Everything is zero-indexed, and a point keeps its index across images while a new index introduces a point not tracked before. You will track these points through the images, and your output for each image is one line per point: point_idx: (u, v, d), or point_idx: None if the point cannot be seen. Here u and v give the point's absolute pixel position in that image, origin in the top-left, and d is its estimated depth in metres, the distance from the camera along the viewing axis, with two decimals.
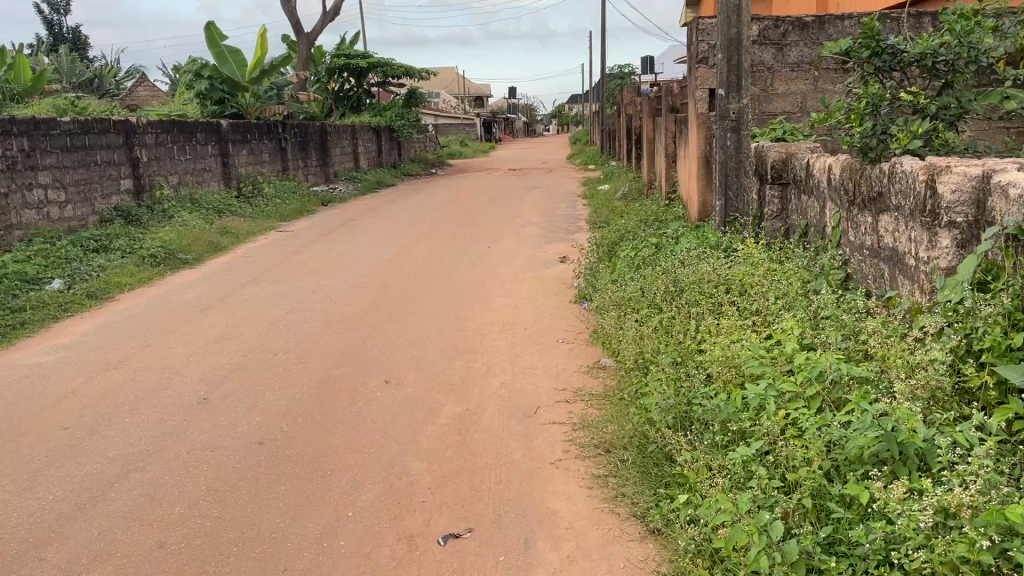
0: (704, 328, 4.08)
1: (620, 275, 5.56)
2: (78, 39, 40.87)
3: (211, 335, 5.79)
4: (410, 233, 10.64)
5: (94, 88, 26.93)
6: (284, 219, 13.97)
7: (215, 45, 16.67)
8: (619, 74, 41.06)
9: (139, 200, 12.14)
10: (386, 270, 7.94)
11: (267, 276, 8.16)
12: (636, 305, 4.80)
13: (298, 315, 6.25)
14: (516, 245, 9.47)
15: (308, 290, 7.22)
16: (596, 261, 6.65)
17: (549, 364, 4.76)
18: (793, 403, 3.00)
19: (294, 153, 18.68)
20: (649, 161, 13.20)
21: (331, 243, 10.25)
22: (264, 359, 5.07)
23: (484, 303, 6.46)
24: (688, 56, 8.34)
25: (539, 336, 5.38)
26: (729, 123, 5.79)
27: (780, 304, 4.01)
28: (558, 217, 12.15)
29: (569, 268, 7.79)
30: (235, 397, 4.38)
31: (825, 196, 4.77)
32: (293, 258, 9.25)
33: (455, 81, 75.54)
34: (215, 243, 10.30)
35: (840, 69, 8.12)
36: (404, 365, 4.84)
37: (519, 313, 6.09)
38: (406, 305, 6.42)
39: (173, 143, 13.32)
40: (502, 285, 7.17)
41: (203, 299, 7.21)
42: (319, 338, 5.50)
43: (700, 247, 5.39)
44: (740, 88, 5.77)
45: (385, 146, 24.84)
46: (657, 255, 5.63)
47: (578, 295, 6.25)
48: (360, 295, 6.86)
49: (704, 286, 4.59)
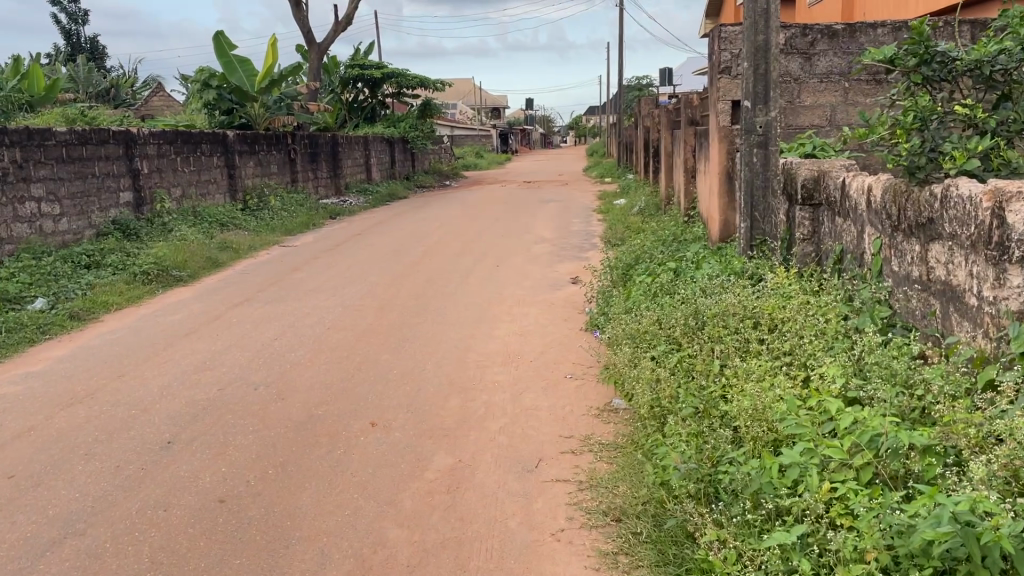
0: (730, 372, 3.59)
1: (634, 303, 5.08)
2: (98, 50, 41.01)
3: (190, 364, 5.36)
4: (417, 250, 10.19)
5: (108, 98, 26.78)
6: (290, 232, 13.59)
7: (223, 55, 16.32)
8: (638, 87, 40.60)
9: (139, 213, 11.80)
10: (386, 291, 7.50)
11: (262, 296, 7.73)
12: (652, 340, 4.32)
13: (287, 341, 5.82)
14: (526, 264, 9.00)
15: (302, 313, 6.78)
16: (610, 284, 6.17)
17: (554, 405, 4.27)
18: (840, 475, 2.49)
19: (304, 165, 18.34)
20: (668, 176, 12.70)
21: (333, 260, 9.84)
22: (242, 394, 4.62)
23: (489, 330, 5.99)
24: (710, 66, 7.88)
25: (547, 371, 4.89)
26: (756, 138, 5.28)
27: (817, 345, 3.51)
28: (572, 234, 11.66)
29: (580, 290, 7.31)
30: (203, 441, 3.93)
31: (864, 220, 4.28)
32: (292, 276, 8.84)
33: (471, 92, 75.34)
34: (214, 259, 9.91)
35: (873, 81, 7.64)
36: (393, 404, 4.38)
37: (524, 342, 5.62)
38: (404, 332, 5.96)
39: (176, 154, 12.98)
40: (509, 309, 6.69)
41: (190, 322, 6.79)
42: (305, 369, 5.05)
43: (723, 273, 4.90)
44: (768, 100, 5.27)
45: (398, 157, 24.50)
46: (676, 281, 5.16)
47: (590, 323, 5.78)
48: (356, 319, 6.42)
49: (728, 321, 4.11)
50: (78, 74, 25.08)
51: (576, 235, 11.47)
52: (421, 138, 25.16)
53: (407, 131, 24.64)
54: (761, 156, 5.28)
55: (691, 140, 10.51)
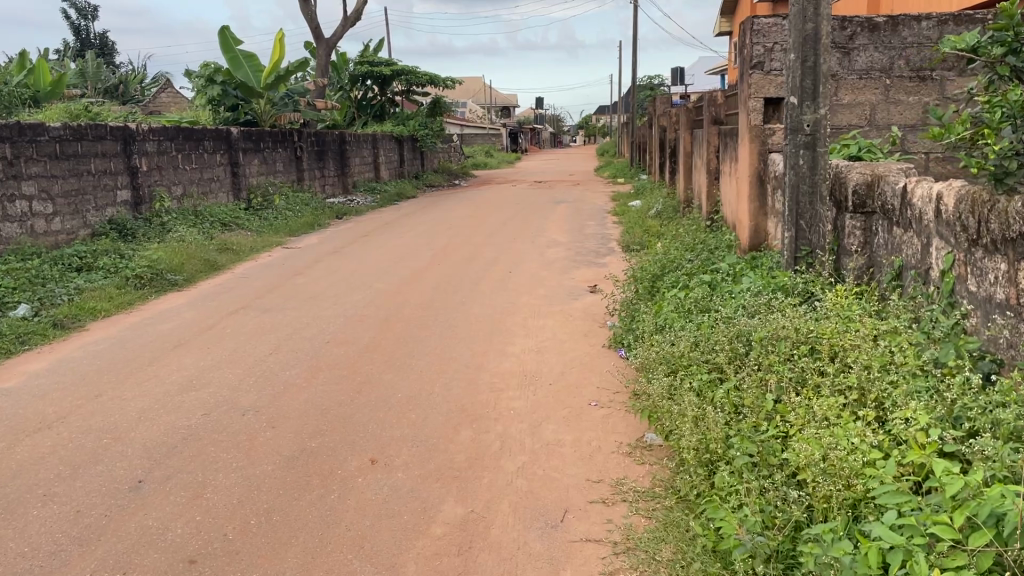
0: (792, 415, 3.08)
1: (667, 322, 4.58)
2: (107, 46, 40.79)
3: (174, 383, 4.87)
4: (425, 254, 9.70)
5: (115, 94, 26.32)
6: (294, 233, 13.12)
7: (229, 50, 15.87)
8: (650, 86, 40.01)
9: (137, 212, 11.34)
10: (391, 300, 7.00)
11: (259, 303, 7.24)
12: (693, 368, 3.82)
13: (282, 357, 5.33)
14: (540, 270, 8.50)
15: (300, 324, 6.29)
16: (635, 295, 5.68)
17: (579, 439, 3.77)
18: (957, 564, 1.98)
19: (311, 163, 17.88)
20: (687, 178, 12.18)
21: (337, 264, 9.36)
22: (229, 421, 4.14)
23: (502, 345, 5.49)
24: (740, 60, 7.36)
25: (569, 396, 4.38)
26: (803, 138, 4.73)
27: (894, 387, 2.99)
28: (587, 237, 11.15)
29: (600, 301, 6.80)
30: (178, 480, 3.44)
31: (931, 231, 3.73)
32: (293, 281, 8.36)
33: (482, 91, 74.85)
34: (212, 262, 9.44)
35: (916, 77, 7.10)
36: (397, 435, 3.88)
37: (541, 361, 5.12)
38: (410, 348, 5.46)
39: (177, 151, 12.52)
40: (524, 322, 6.19)
41: (180, 333, 6.30)
42: (300, 392, 4.56)
43: (767, 290, 4.41)
44: (817, 95, 4.72)
45: (407, 156, 24.01)
46: (713, 296, 4.67)
47: (614, 340, 5.29)
48: (358, 331, 5.92)
49: (780, 348, 3.61)
50: (86, 70, 24.63)
51: (591, 239, 10.96)
52: (430, 136, 24.67)
53: (416, 130, 24.17)
54: (807, 158, 4.74)
55: (715, 140, 9.98)
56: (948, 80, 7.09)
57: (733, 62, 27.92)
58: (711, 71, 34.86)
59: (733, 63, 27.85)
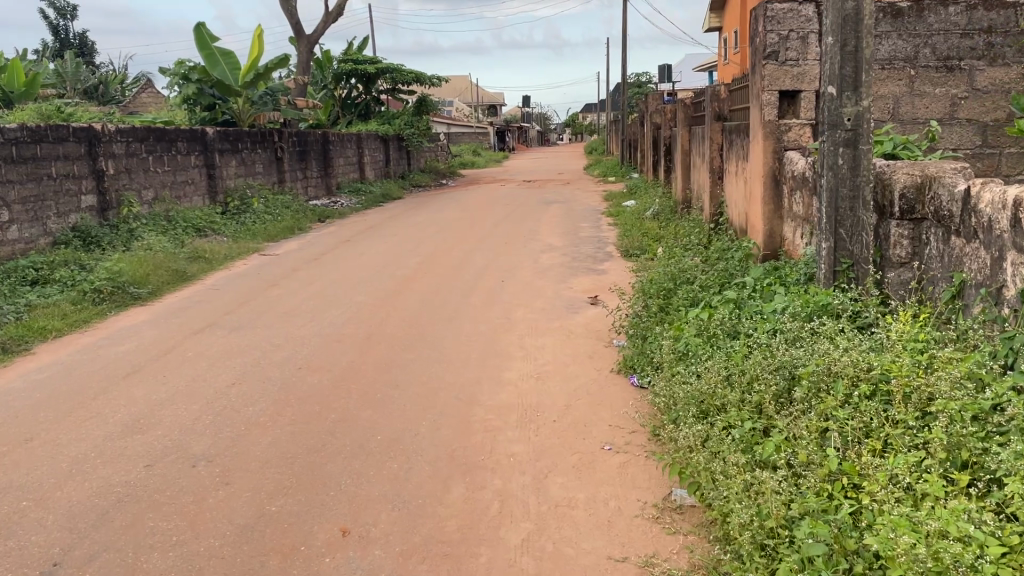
0: (874, 493, 2.46)
1: (690, 349, 3.95)
2: (86, 46, 39.84)
3: (118, 423, 4.20)
4: (410, 262, 9.03)
5: (95, 94, 25.50)
6: (272, 238, 12.42)
7: (204, 46, 15.15)
8: (639, 83, 39.50)
9: (104, 218, 10.62)
10: (372, 316, 6.35)
11: (227, 320, 6.58)
12: (730, 414, 3.19)
13: (246, 388, 4.68)
14: (535, 279, 7.86)
15: (270, 346, 5.63)
16: (646, 312, 5.06)
17: (594, 499, 3.14)
18: None
19: (292, 164, 17.17)
20: (686, 176, 11.55)
21: (315, 274, 8.70)
22: (175, 476, 3.49)
23: (497, 371, 4.85)
24: (752, 50, 6.74)
25: (578, 438, 3.75)
26: (843, 134, 4.06)
27: (1001, 452, 2.36)
28: (583, 241, 10.51)
29: (602, 315, 6.17)
30: (104, 562, 2.80)
31: (1005, 243, 3.10)
32: (266, 294, 7.69)
33: (469, 89, 74.15)
34: (180, 272, 8.74)
35: (943, 67, 6.52)
36: (375, 494, 3.23)
37: (542, 391, 4.48)
38: (393, 375, 4.81)
39: (147, 153, 11.82)
40: (519, 341, 5.55)
41: (136, 357, 5.62)
42: (263, 434, 3.91)
43: (806, 311, 3.78)
44: (859, 85, 4.05)
45: (393, 155, 23.33)
46: (739, 316, 4.05)
47: (624, 365, 4.67)
48: (335, 355, 5.27)
49: (837, 389, 3.01)
50: (63, 69, 23.82)
51: (588, 243, 10.32)
52: (417, 135, 23.97)
53: (401, 129, 23.48)
54: (847, 156, 4.07)
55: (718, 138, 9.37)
56: (978, 70, 6.49)
57: (724, 57, 27.35)
58: (701, 67, 34.30)
59: (725, 58, 27.26)
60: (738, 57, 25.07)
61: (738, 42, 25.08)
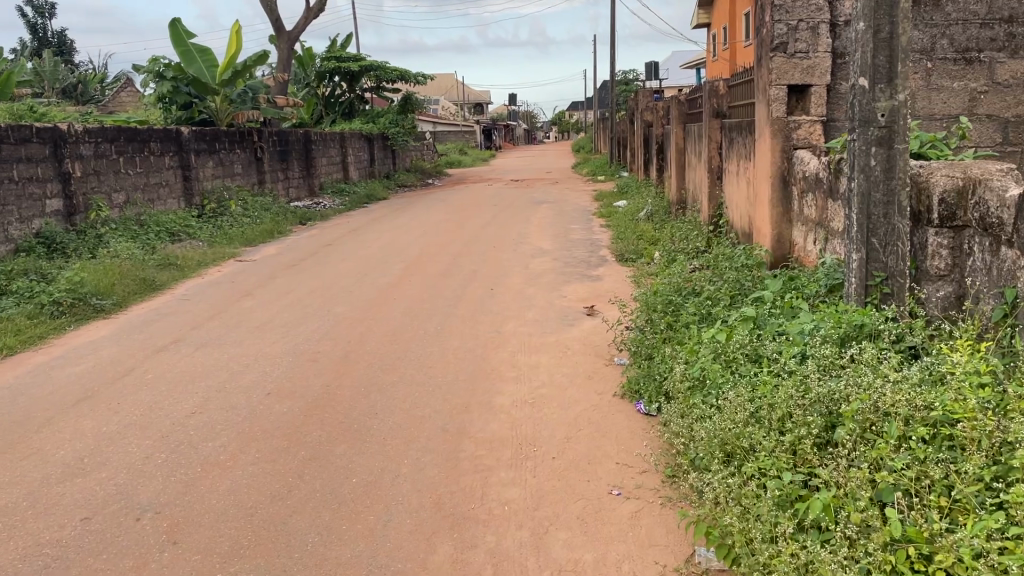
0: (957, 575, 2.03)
1: (708, 377, 3.51)
2: (65, 45, 39.03)
3: (58, 463, 3.70)
4: (394, 269, 8.53)
5: (72, 94, 24.76)
6: (251, 242, 11.89)
7: (179, 43, 14.61)
8: (626, 81, 39.16)
9: (70, 223, 10.06)
10: (351, 331, 5.86)
11: (194, 336, 6.06)
12: (762, 461, 2.76)
13: (208, 418, 4.18)
14: (527, 287, 7.39)
15: (238, 366, 5.13)
16: (651, 329, 4.61)
17: (604, 562, 2.68)
18: None
19: (272, 164, 16.63)
20: (681, 177, 11.10)
21: (293, 281, 8.20)
22: (115, 532, 3.00)
23: (487, 396, 4.38)
24: (758, 42, 6.31)
25: (581, 480, 3.29)
26: (876, 133, 3.60)
27: None
28: (575, 245, 10.03)
29: (600, 328, 5.71)
30: None
31: None
32: (238, 305, 7.19)
33: (454, 88, 73.54)
34: (149, 281, 8.22)
35: (961, 60, 6.08)
36: (346, 557, 2.76)
37: (538, 420, 4.02)
38: (372, 402, 4.33)
39: (117, 154, 11.28)
40: (511, 359, 5.08)
41: (90, 380, 5.10)
42: (222, 478, 3.43)
43: (840, 334, 3.35)
44: (894, 76, 3.57)
45: (378, 155, 22.81)
46: (759, 338, 3.61)
47: (629, 389, 4.22)
48: (308, 377, 4.78)
49: (890, 433, 2.58)
50: (40, 68, 23.14)
51: (580, 247, 9.85)
52: (402, 134, 23.34)
53: (386, 128, 22.90)
54: (880, 157, 3.61)
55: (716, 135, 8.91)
56: (999, 62, 6.06)
57: (713, 54, 27.01)
58: (688, 64, 33.95)
59: (713, 56, 26.89)
60: (727, 54, 24.70)
61: (726, 38, 24.71)
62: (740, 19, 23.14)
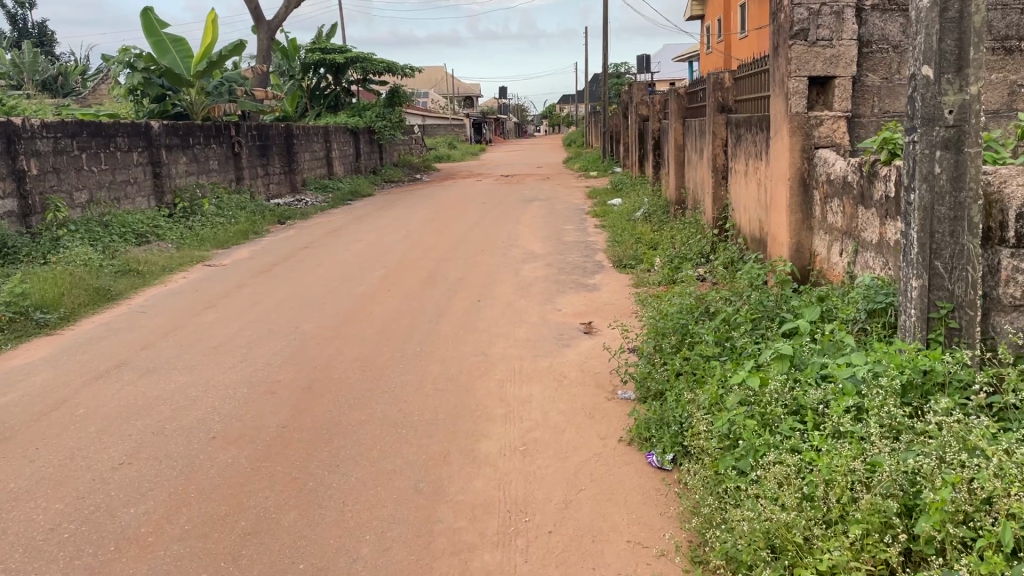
0: None
1: (739, 435, 2.84)
2: (45, 36, 38.06)
3: None
4: (372, 277, 7.84)
5: (56, 88, 23.68)
6: (224, 244, 11.19)
7: (151, 33, 13.85)
8: (619, 74, 38.51)
9: (25, 225, 9.33)
10: (318, 354, 5.19)
11: (140, 358, 5.36)
12: (826, 565, 2.13)
13: (136, 472, 3.50)
14: (517, 298, 6.73)
15: (183, 398, 4.45)
16: (664, 364, 3.95)
17: None
18: None
19: (251, 159, 15.87)
20: (681, 175, 10.46)
21: (261, 291, 7.51)
22: None
23: (469, 442, 3.71)
24: (775, 29, 5.65)
25: (583, 570, 2.63)
26: (941, 133, 2.95)
27: None
28: (568, 248, 9.37)
29: (597, 351, 5.06)
30: None
31: None
32: (198, 319, 6.50)
33: (444, 81, 72.70)
34: (103, 290, 7.52)
35: (1000, 49, 5.43)
36: None
37: (529, 476, 3.35)
38: (333, 450, 3.65)
39: (79, 150, 10.54)
40: (498, 391, 4.41)
41: (12, 415, 4.41)
42: (137, 564, 2.76)
43: (904, 385, 2.72)
44: (964, 65, 2.91)
45: (364, 149, 22.10)
46: (801, 383, 2.97)
47: (638, 436, 3.57)
48: (262, 416, 4.10)
49: (1002, 539, 1.96)
50: (20, 61, 22.17)
51: (574, 250, 9.20)
52: (388, 128, 22.62)
53: (372, 121, 22.15)
54: (947, 163, 2.96)
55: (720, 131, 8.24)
56: None
57: (707, 46, 26.36)
58: (681, 57, 33.31)
59: (707, 48, 26.31)
60: (723, 45, 24.11)
61: (721, 29, 24.07)
62: (735, 9, 22.53)
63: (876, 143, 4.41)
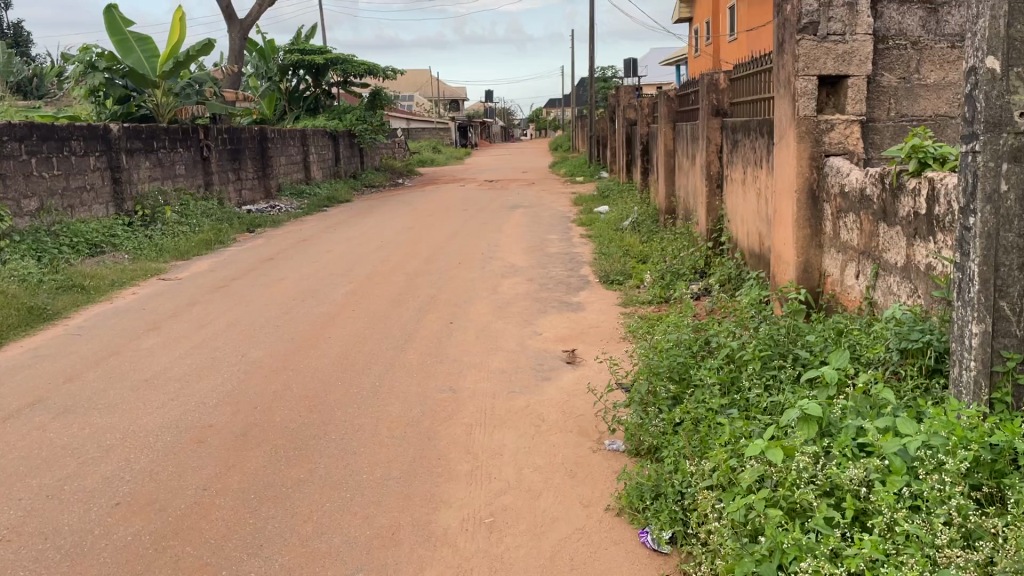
0: None
1: (763, 525, 2.25)
2: (21, 37, 37.23)
3: None
4: (338, 295, 7.19)
5: (28, 88, 22.95)
6: (185, 255, 10.50)
7: (114, 30, 13.10)
8: (605, 80, 38.02)
9: None
10: (262, 390, 4.53)
11: (59, 395, 4.68)
12: None
13: (11, 555, 2.84)
14: (493, 320, 6.11)
15: (95, 449, 3.78)
16: (660, 416, 3.32)
17: None
18: None
19: (221, 163, 15.15)
20: (670, 182, 9.88)
21: (213, 310, 6.83)
22: None
23: (425, 511, 3.07)
24: (780, 22, 5.05)
25: None
26: (1010, 142, 2.35)
27: None
28: (552, 260, 8.76)
29: (581, 388, 4.44)
30: None
31: None
32: (137, 344, 5.82)
33: (428, 84, 71.95)
34: (39, 309, 6.81)
35: None
36: None
37: (495, 563, 2.72)
38: (260, 523, 3.01)
39: (28, 155, 9.82)
40: (466, 440, 3.78)
41: None
42: None
43: (974, 466, 2.13)
44: None
45: (343, 153, 21.42)
46: (834, 455, 2.36)
47: (629, 504, 2.95)
48: (181, 474, 3.44)
49: None
50: None
51: (558, 263, 8.58)
52: (369, 131, 21.94)
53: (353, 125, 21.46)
54: (1016, 179, 2.37)
55: None
56: None
57: (695, 50, 25.85)
58: (669, 61, 32.77)
59: (694, 52, 25.83)
60: (710, 49, 23.58)
61: (709, 33, 23.56)
62: (724, 13, 22.04)
63: (900, 151, 3.79)
